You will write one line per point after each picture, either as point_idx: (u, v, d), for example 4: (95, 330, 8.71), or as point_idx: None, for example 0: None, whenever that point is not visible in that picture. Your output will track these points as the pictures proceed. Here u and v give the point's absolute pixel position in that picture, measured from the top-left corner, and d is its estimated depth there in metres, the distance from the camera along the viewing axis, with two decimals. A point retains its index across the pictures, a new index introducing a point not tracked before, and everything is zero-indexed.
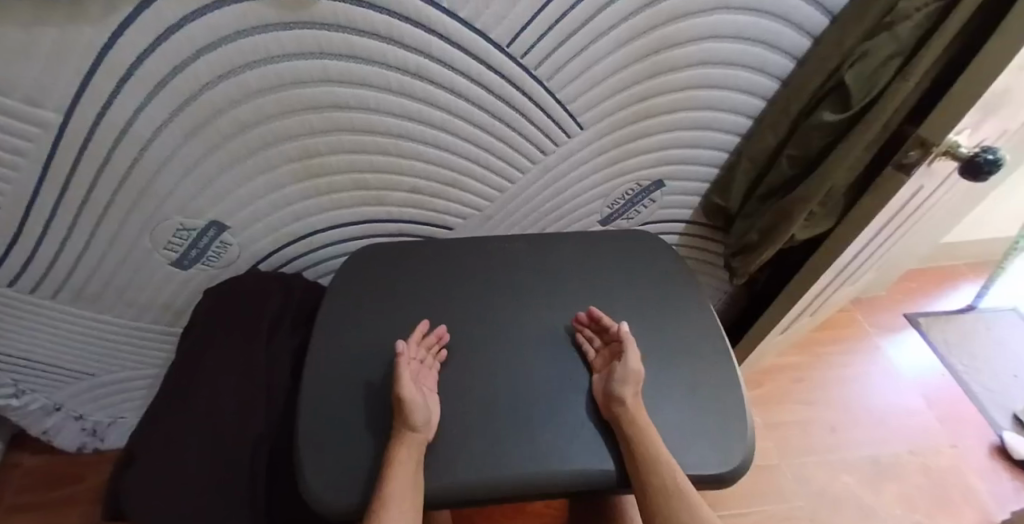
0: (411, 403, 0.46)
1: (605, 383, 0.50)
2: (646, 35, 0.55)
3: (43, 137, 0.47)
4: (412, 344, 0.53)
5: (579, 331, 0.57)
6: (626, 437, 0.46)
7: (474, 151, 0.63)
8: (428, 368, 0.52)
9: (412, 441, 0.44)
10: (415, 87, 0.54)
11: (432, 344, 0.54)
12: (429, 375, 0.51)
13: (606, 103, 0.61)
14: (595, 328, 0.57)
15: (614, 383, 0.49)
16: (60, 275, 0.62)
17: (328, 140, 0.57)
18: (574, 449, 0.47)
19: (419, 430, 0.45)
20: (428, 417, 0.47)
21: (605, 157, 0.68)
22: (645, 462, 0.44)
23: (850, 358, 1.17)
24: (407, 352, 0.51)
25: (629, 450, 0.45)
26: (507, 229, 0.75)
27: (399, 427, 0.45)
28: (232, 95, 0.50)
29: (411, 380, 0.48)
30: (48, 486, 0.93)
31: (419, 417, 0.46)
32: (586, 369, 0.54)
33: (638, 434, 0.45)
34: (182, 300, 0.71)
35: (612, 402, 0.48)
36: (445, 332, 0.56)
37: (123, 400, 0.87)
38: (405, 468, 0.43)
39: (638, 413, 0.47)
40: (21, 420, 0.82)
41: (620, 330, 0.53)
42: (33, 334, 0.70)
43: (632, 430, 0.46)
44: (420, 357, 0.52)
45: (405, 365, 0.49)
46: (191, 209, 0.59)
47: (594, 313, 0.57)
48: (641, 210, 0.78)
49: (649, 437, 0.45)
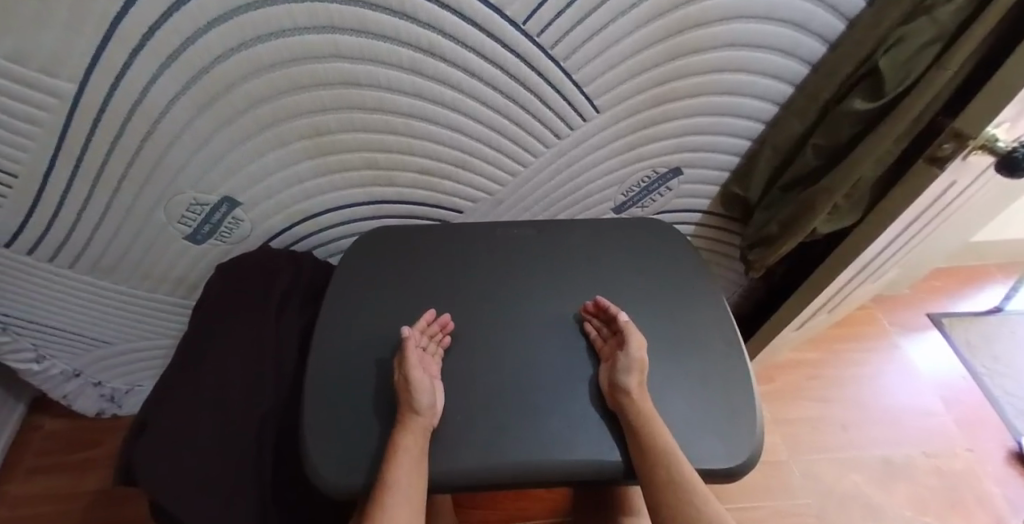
0: (415, 389, 0.46)
1: (610, 373, 0.49)
2: (669, 14, 0.53)
3: (58, 107, 0.47)
4: (417, 332, 0.52)
5: (586, 321, 0.56)
6: (632, 429, 0.45)
7: (486, 132, 0.61)
8: (432, 354, 0.51)
9: (417, 427, 0.44)
10: (428, 65, 0.53)
11: (435, 332, 0.54)
12: (434, 363, 0.51)
13: (622, 86, 0.59)
14: (602, 318, 0.55)
15: (618, 374, 0.48)
16: (76, 245, 0.63)
17: (338, 118, 0.57)
18: (576, 440, 0.47)
19: (424, 416, 0.45)
20: (433, 403, 0.46)
21: (622, 142, 0.66)
22: (651, 456, 0.43)
23: (866, 357, 1.14)
24: (411, 339, 0.50)
25: (635, 442, 0.45)
26: (518, 213, 0.74)
27: (403, 411, 0.45)
28: (242, 69, 0.49)
29: (417, 365, 0.48)
30: (67, 448, 0.97)
31: (424, 403, 0.45)
32: (591, 359, 0.53)
33: (644, 425, 0.45)
34: (196, 274, 0.72)
35: (617, 393, 0.47)
36: (449, 320, 0.55)
37: (140, 368, 0.89)
38: (409, 454, 0.43)
39: (644, 406, 0.46)
40: (42, 385, 0.85)
41: (622, 322, 0.52)
42: (51, 302, 0.72)
43: (638, 422, 0.45)
44: (424, 344, 0.52)
45: (410, 351, 0.49)
46: (204, 185, 0.59)
47: (601, 303, 0.56)
48: (657, 198, 0.76)
49: (658, 429, 0.45)
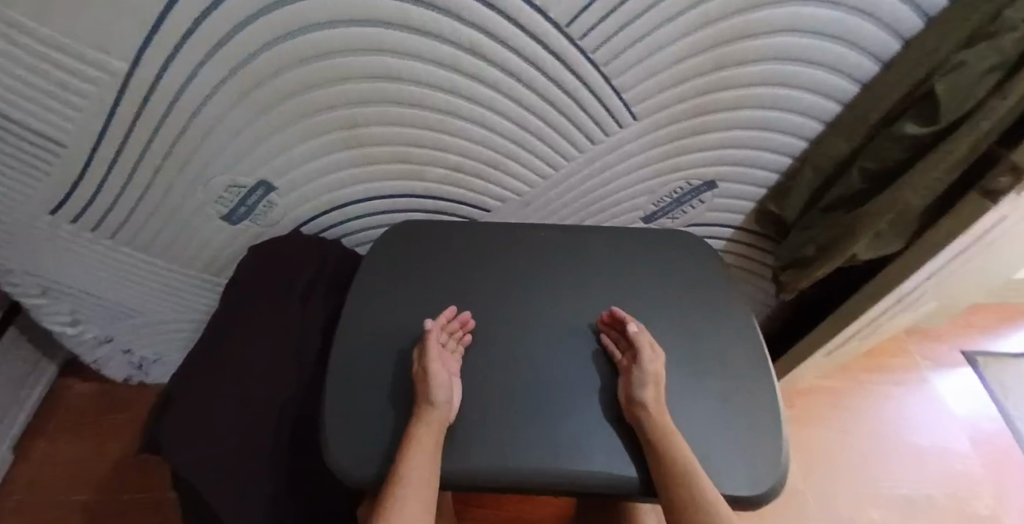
0: (433, 383, 0.46)
1: (626, 385, 0.49)
2: (715, 25, 0.51)
3: (110, 85, 0.49)
4: (437, 327, 0.52)
5: (604, 332, 0.55)
6: (651, 445, 0.44)
7: (520, 133, 0.61)
8: (451, 351, 0.51)
9: (433, 419, 0.45)
10: (468, 63, 0.53)
11: (456, 329, 0.54)
12: (452, 358, 0.51)
13: (662, 95, 0.58)
14: (618, 329, 0.55)
15: (633, 387, 0.48)
16: (119, 218, 0.66)
17: (376, 111, 0.57)
18: (592, 449, 0.47)
19: (440, 409, 0.45)
20: (449, 398, 0.47)
21: (658, 151, 0.65)
22: (670, 473, 0.43)
23: (893, 390, 1.11)
24: (432, 333, 0.51)
25: (654, 459, 0.44)
26: (545, 216, 0.74)
27: (420, 403, 0.46)
28: (284, 59, 0.50)
29: (436, 359, 0.48)
30: (91, 413, 1.01)
31: (440, 396, 0.46)
32: (610, 371, 0.52)
33: (663, 442, 0.44)
34: (227, 254, 0.74)
35: (633, 407, 0.47)
36: (469, 318, 0.55)
37: (167, 341, 0.92)
38: (422, 449, 0.43)
39: (661, 419, 0.45)
40: (75, 348, 0.89)
41: (636, 335, 0.51)
42: (89, 271, 0.75)
43: (657, 438, 0.44)
44: (444, 341, 0.51)
45: (431, 345, 0.49)
46: (243, 168, 0.61)
47: (617, 314, 0.55)
48: (688, 211, 0.75)
49: (677, 447, 0.44)
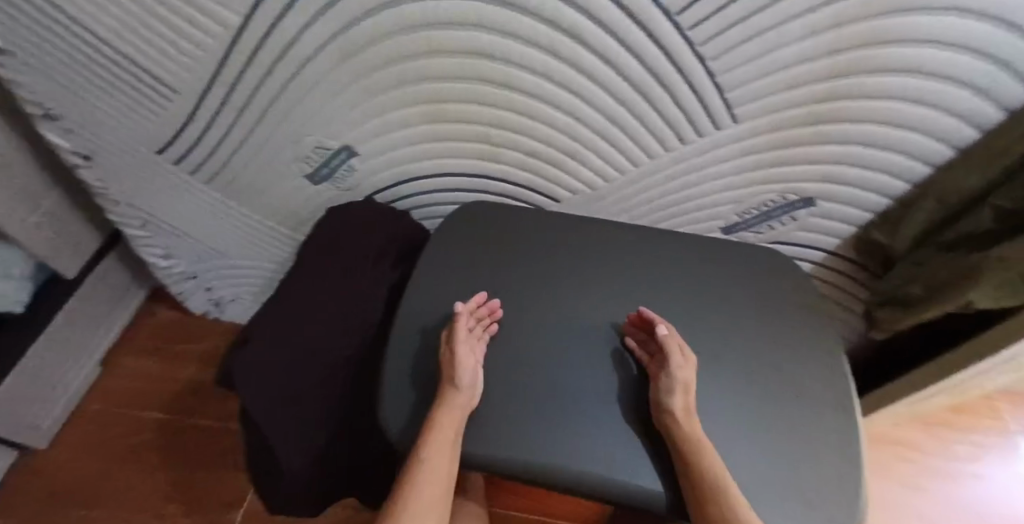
0: (459, 368, 0.49)
1: (653, 391, 0.48)
2: (843, 28, 0.42)
3: (223, 37, 0.52)
4: (466, 312, 0.53)
5: (630, 335, 0.53)
6: (682, 461, 0.44)
7: (605, 123, 0.58)
8: (478, 337, 0.52)
9: (455, 404, 0.48)
10: (565, 47, 0.49)
11: (483, 317, 0.54)
12: (480, 341, 0.52)
13: (771, 98, 0.50)
14: (645, 331, 0.53)
15: (660, 394, 0.47)
16: (217, 164, 0.71)
17: (464, 89, 0.57)
18: (618, 456, 0.47)
19: (463, 392, 0.48)
20: (474, 382, 0.49)
21: (753, 159, 0.58)
22: (702, 493, 0.43)
23: (979, 457, 0.99)
24: (461, 318, 0.52)
25: (687, 476, 0.44)
26: (618, 213, 0.71)
27: (445, 384, 0.49)
28: (386, 28, 0.50)
29: (464, 343, 0.50)
30: (172, 338, 1.13)
31: (464, 380, 0.49)
32: (639, 375, 0.52)
33: (696, 459, 0.44)
34: (306, 212, 0.77)
35: (662, 415, 0.46)
36: (497, 306, 0.56)
37: (242, 284, 0.98)
38: (443, 432, 0.47)
39: (690, 430, 0.45)
40: (165, 278, 0.98)
41: (664, 339, 0.49)
42: (185, 211, 0.82)
43: (688, 454, 0.44)
44: (471, 327, 0.52)
45: (459, 329, 0.51)
46: (331, 130, 0.63)
47: (645, 315, 0.53)
48: (776, 227, 0.68)
49: (711, 466, 0.44)
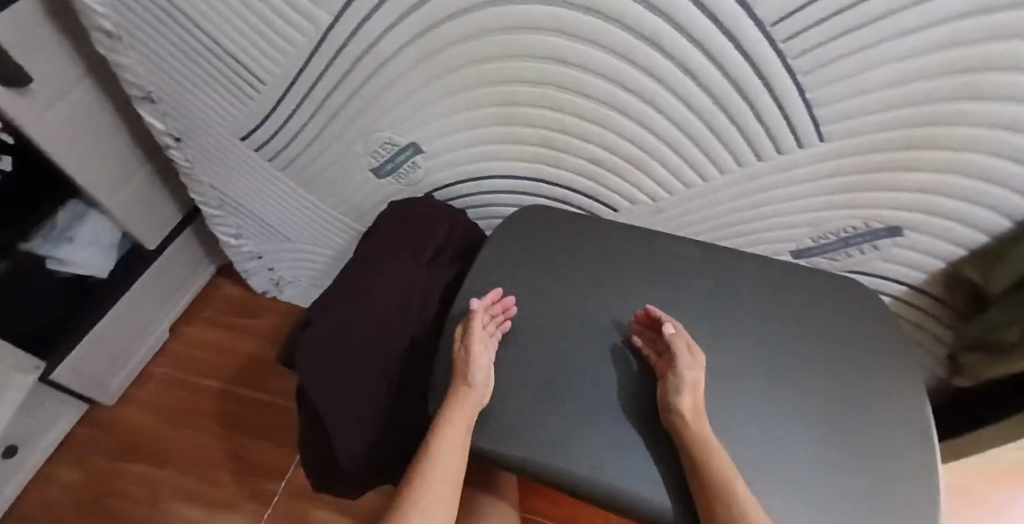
0: (473, 366, 0.51)
1: (662, 392, 0.47)
2: (953, 48, 0.38)
3: (313, 33, 0.56)
4: (482, 308, 0.55)
5: (635, 334, 0.53)
6: (693, 461, 0.43)
7: (676, 136, 0.55)
8: (491, 334, 0.54)
9: (466, 401, 0.50)
10: (643, 54, 0.48)
11: (498, 313, 0.55)
12: (493, 338, 0.54)
13: (865, 117, 0.46)
14: (652, 330, 0.52)
15: (668, 394, 0.46)
16: (293, 153, 0.75)
17: (533, 93, 0.57)
18: (655, 478, 0.46)
19: (476, 391, 0.50)
20: (487, 380, 0.51)
21: (836, 183, 0.54)
22: (714, 493, 0.41)
23: None
24: (476, 315, 0.53)
25: (698, 479, 0.43)
26: (679, 228, 0.69)
27: (459, 382, 0.51)
28: (466, 30, 0.51)
29: (479, 342, 0.52)
30: (233, 312, 1.20)
31: (478, 378, 0.51)
32: (647, 382, 0.51)
33: (709, 460, 0.43)
34: (368, 205, 0.80)
35: (670, 416, 0.46)
36: (512, 303, 0.56)
37: (300, 268, 1.03)
38: (455, 429, 0.49)
39: (700, 431, 0.44)
40: (234, 256, 1.05)
41: (671, 338, 0.49)
42: (259, 195, 0.87)
43: (699, 455, 0.43)
44: (486, 324, 0.54)
45: (474, 328, 0.53)
46: (400, 128, 0.66)
47: (651, 313, 0.52)
48: (853, 255, 0.64)
49: (723, 467, 0.42)
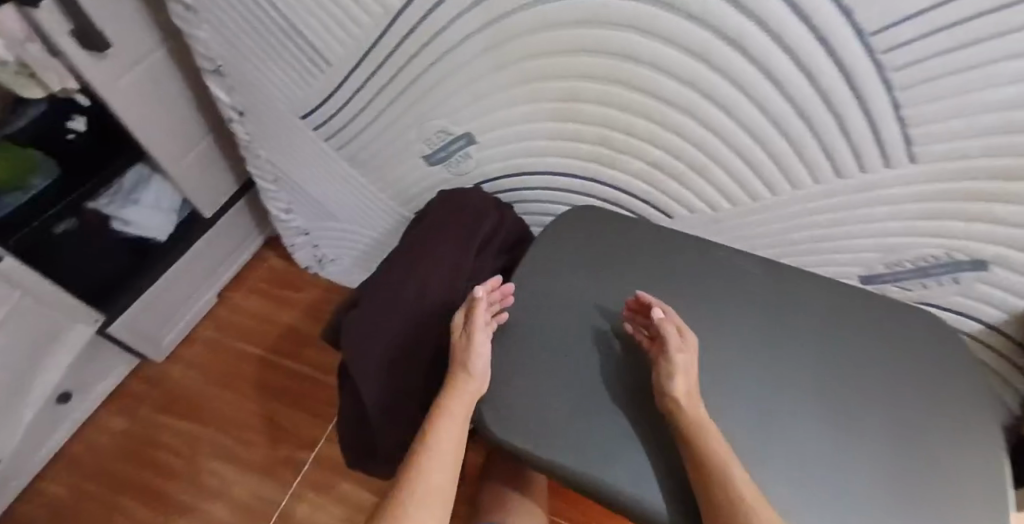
0: (475, 355, 0.50)
1: (656, 375, 0.47)
2: None
3: (382, 17, 0.57)
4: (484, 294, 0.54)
5: (630, 320, 0.53)
6: (685, 440, 0.43)
7: (746, 145, 0.53)
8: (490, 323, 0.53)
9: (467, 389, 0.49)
10: (723, 55, 0.45)
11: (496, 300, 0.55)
12: (492, 327, 0.53)
13: (964, 142, 0.42)
14: (643, 315, 0.52)
15: (661, 378, 0.46)
16: (349, 135, 0.76)
17: (597, 89, 0.55)
18: (666, 482, 0.44)
19: (475, 380, 0.50)
20: (486, 370, 0.51)
21: (920, 208, 0.50)
22: (708, 473, 0.40)
23: None
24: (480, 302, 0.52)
25: (693, 460, 0.42)
26: (736, 241, 0.66)
27: (458, 371, 0.50)
28: (536, 21, 0.50)
29: (482, 330, 0.51)
30: (276, 283, 1.24)
31: (478, 368, 0.50)
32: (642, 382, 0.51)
33: (700, 437, 0.42)
34: (417, 192, 0.80)
35: (663, 397, 0.45)
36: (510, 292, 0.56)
37: (344, 248, 1.05)
38: (453, 417, 0.48)
39: (693, 411, 0.43)
40: (284, 231, 1.08)
41: (660, 321, 0.48)
42: (311, 173, 0.89)
43: (691, 432, 0.42)
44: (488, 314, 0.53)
45: (478, 314, 0.52)
46: (456, 117, 0.65)
47: (641, 299, 0.51)
48: (928, 286, 0.58)
49: (716, 444, 0.41)
